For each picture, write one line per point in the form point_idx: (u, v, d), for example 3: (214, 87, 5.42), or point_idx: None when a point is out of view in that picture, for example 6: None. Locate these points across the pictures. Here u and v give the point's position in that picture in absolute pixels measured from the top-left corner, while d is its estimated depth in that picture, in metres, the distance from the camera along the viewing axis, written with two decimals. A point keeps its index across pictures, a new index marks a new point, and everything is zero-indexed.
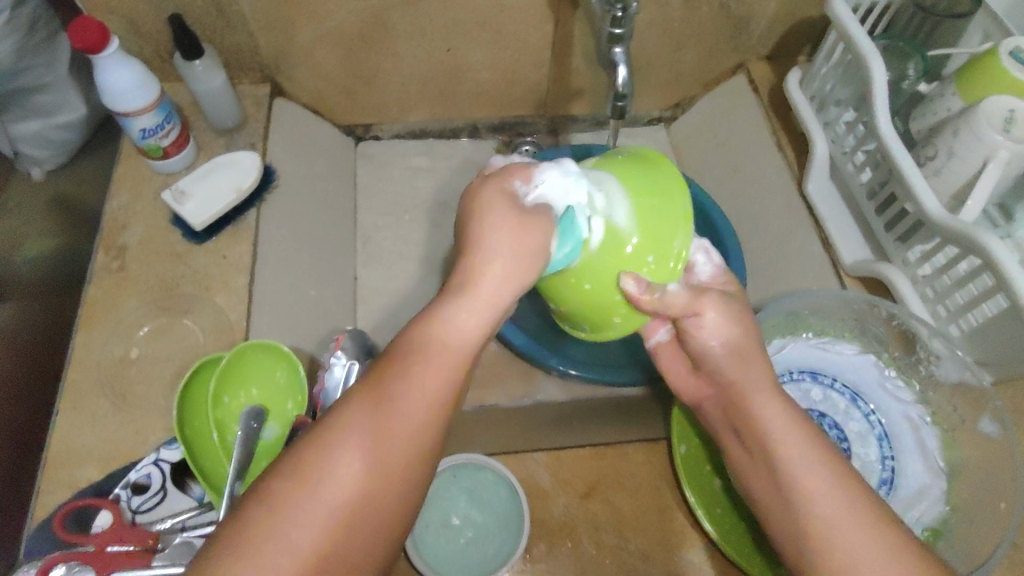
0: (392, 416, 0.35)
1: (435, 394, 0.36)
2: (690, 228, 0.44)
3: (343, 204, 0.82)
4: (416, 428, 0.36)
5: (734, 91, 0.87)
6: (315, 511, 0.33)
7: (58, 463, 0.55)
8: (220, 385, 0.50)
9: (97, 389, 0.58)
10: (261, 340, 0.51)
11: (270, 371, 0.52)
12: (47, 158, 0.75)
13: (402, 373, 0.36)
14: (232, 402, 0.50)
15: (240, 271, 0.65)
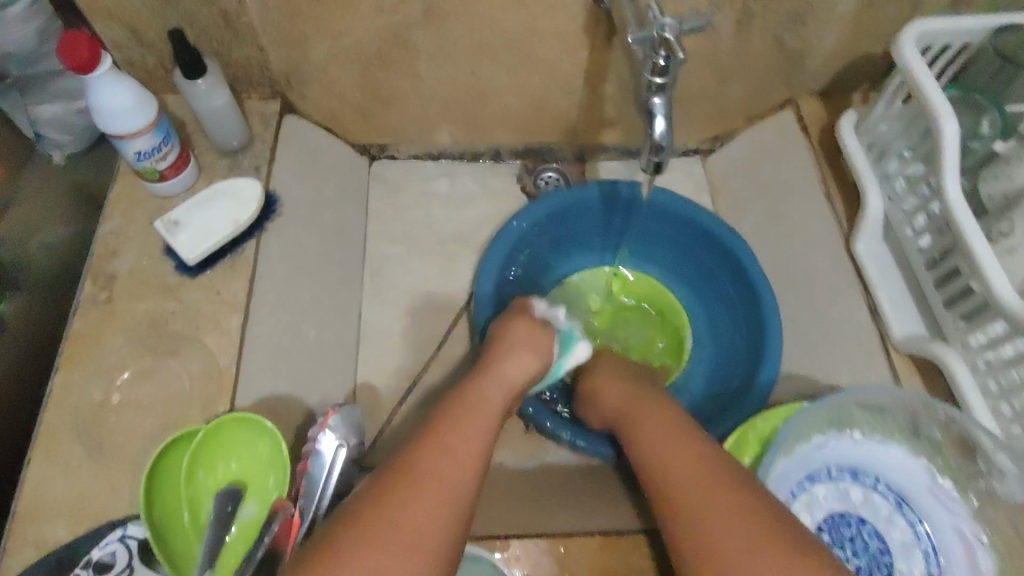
0: (397, 510, 0.40)
1: (454, 483, 0.43)
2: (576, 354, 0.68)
3: (352, 231, 0.77)
4: (438, 518, 0.40)
5: (781, 129, 0.80)
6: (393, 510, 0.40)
7: (27, 516, 0.51)
8: (196, 458, 0.45)
9: (73, 435, 0.54)
10: (245, 412, 0.46)
11: (254, 443, 0.48)
12: (69, 142, 0.71)
13: (428, 459, 0.43)
14: (208, 477, 0.46)
15: (234, 309, 0.61)
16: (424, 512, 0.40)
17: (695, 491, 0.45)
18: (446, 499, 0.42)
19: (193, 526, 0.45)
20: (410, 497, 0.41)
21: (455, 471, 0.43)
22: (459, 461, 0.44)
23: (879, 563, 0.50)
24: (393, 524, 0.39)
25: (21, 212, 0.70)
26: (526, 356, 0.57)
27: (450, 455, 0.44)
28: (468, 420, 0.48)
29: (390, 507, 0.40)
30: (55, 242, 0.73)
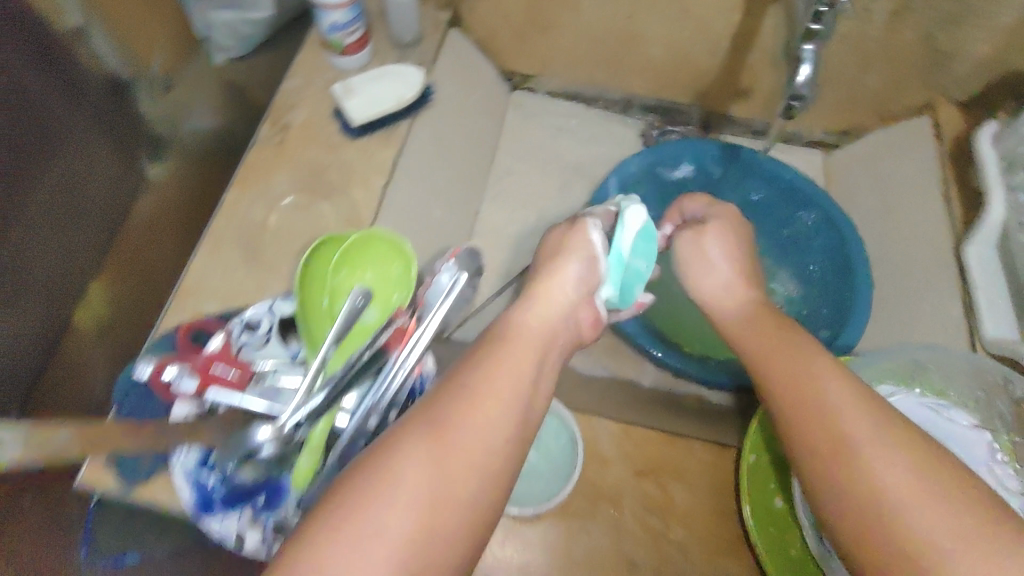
0: (435, 457, 0.35)
1: (492, 438, 0.37)
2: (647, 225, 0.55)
3: (484, 141, 0.85)
4: (475, 473, 0.36)
5: (911, 130, 0.80)
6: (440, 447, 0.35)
7: (192, 291, 0.62)
8: (342, 260, 0.54)
9: (236, 238, 0.65)
10: (391, 230, 0.57)
11: (387, 263, 0.56)
12: (233, 47, 0.89)
13: (452, 412, 0.37)
14: (348, 276, 0.55)
15: (380, 172, 0.70)
16: (462, 466, 0.35)
17: (824, 441, 0.39)
18: (480, 454, 0.36)
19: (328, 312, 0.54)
20: (448, 446, 0.36)
21: (496, 422, 0.38)
22: (500, 411, 0.39)
23: None
24: (426, 470, 0.35)
25: (174, 95, 0.90)
26: (572, 265, 0.51)
27: (488, 402, 0.39)
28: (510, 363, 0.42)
29: (418, 467, 0.35)
30: (204, 126, 0.92)
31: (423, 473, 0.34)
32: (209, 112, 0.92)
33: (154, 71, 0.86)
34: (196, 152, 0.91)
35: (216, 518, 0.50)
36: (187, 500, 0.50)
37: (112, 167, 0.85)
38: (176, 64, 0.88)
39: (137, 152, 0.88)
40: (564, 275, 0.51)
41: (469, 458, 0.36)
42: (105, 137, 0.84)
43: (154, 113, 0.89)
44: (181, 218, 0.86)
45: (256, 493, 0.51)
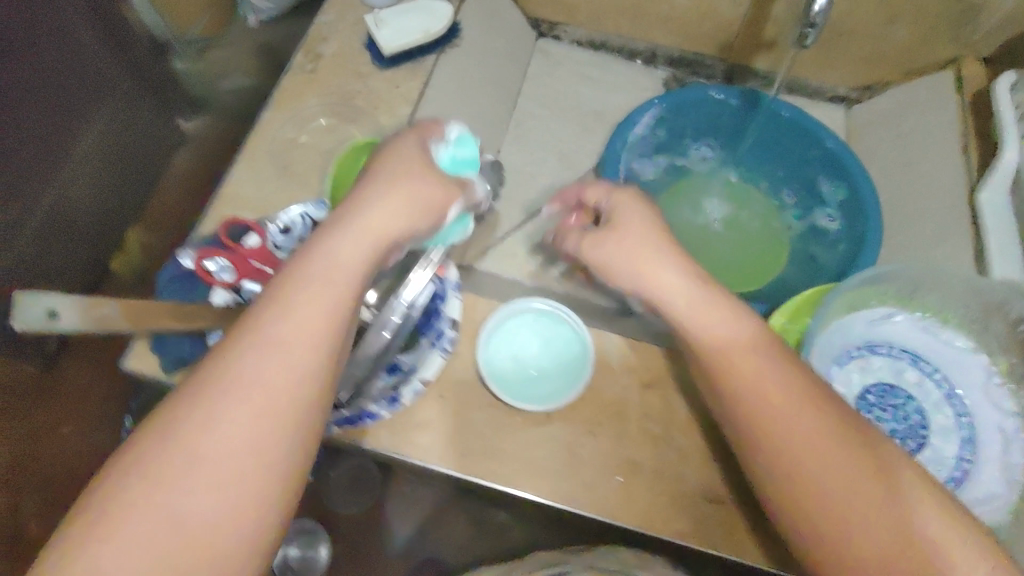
0: (195, 440, 0.35)
1: (275, 388, 0.37)
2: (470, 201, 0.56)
3: (508, 85, 0.87)
4: (253, 441, 0.36)
5: (935, 86, 0.81)
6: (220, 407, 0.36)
7: (224, 203, 0.65)
8: None
9: (268, 156, 0.68)
10: None
11: None
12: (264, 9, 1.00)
13: (232, 363, 0.37)
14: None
15: (407, 102, 0.72)
16: (231, 437, 0.36)
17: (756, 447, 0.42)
18: (253, 421, 0.36)
19: None
20: (213, 422, 0.36)
21: (268, 383, 0.37)
22: (270, 366, 0.37)
23: (916, 434, 0.54)
24: (187, 450, 0.35)
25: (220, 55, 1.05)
26: (394, 206, 0.44)
27: (254, 361, 0.37)
28: (291, 311, 0.39)
29: (196, 428, 0.35)
30: (236, 84, 1.05)
31: (211, 436, 0.35)
32: (246, 72, 1.05)
33: (194, 33, 1.03)
34: (233, 108, 1.05)
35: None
36: None
37: (155, 121, 1.02)
38: (215, 29, 1.05)
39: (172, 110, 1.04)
40: (384, 214, 0.43)
41: (251, 416, 0.36)
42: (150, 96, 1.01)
43: (185, 71, 1.04)
44: (192, 180, 1.05)
45: None
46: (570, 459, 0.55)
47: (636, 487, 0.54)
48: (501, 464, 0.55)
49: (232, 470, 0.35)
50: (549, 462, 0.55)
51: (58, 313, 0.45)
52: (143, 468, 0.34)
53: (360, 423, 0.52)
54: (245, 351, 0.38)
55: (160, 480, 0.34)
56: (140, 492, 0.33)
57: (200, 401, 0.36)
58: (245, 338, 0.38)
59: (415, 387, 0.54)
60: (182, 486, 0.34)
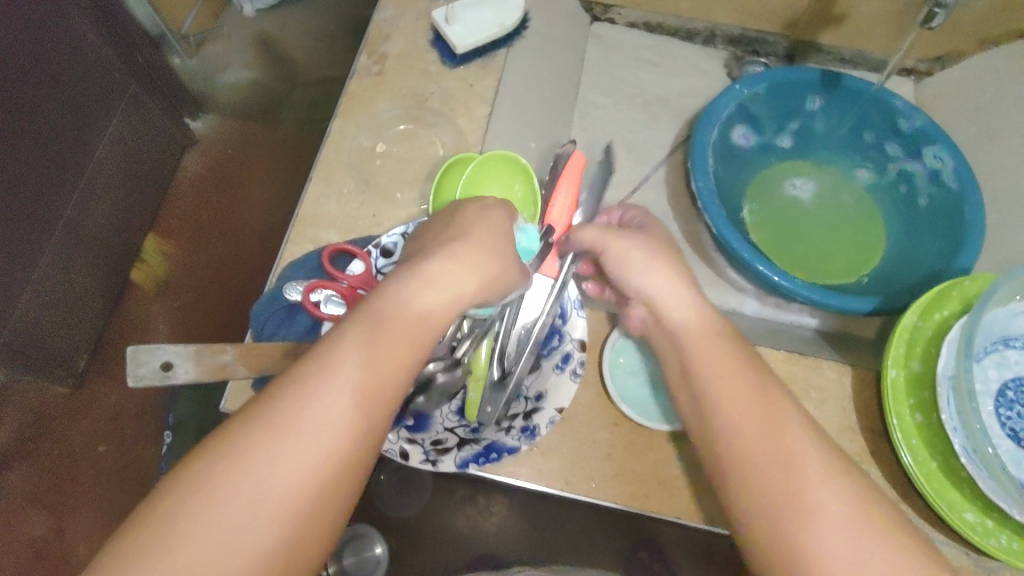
0: (252, 469, 0.33)
1: (333, 433, 0.35)
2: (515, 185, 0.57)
3: (569, 75, 0.84)
4: (313, 484, 0.34)
5: (1017, 52, 0.76)
6: (274, 446, 0.34)
7: (307, 221, 0.62)
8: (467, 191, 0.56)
9: (347, 169, 0.64)
10: (500, 154, 0.57)
11: (507, 183, 0.57)
12: None
13: (295, 399, 0.35)
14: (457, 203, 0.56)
15: (483, 102, 0.69)
16: (289, 476, 0.34)
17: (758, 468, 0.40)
18: (317, 461, 0.34)
19: None
20: (278, 452, 0.34)
21: (335, 427, 0.35)
22: (341, 409, 0.36)
23: None
24: (244, 482, 0.33)
25: (211, 49, 1.13)
26: (472, 254, 0.43)
27: (325, 397, 0.36)
28: (364, 355, 0.37)
29: (244, 460, 0.33)
30: (235, 81, 1.15)
31: (256, 469, 0.33)
32: (242, 66, 1.15)
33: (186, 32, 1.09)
34: (238, 109, 1.15)
35: None
36: None
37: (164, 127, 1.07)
38: (207, 25, 1.12)
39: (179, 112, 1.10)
40: (455, 265, 0.42)
41: (302, 459, 0.34)
42: (165, 103, 1.06)
43: (186, 69, 1.11)
44: (220, 187, 1.12)
45: (404, 414, 0.50)
46: (701, 474, 0.54)
47: None
48: (631, 484, 0.53)
49: (271, 512, 0.33)
50: (683, 480, 0.53)
51: (174, 365, 0.42)
52: (195, 484, 0.33)
53: (496, 458, 0.49)
54: (317, 386, 0.36)
55: (195, 504, 0.32)
56: (193, 517, 0.32)
57: (257, 432, 0.34)
58: (319, 371, 0.36)
59: (550, 417, 0.50)
60: (217, 521, 0.32)
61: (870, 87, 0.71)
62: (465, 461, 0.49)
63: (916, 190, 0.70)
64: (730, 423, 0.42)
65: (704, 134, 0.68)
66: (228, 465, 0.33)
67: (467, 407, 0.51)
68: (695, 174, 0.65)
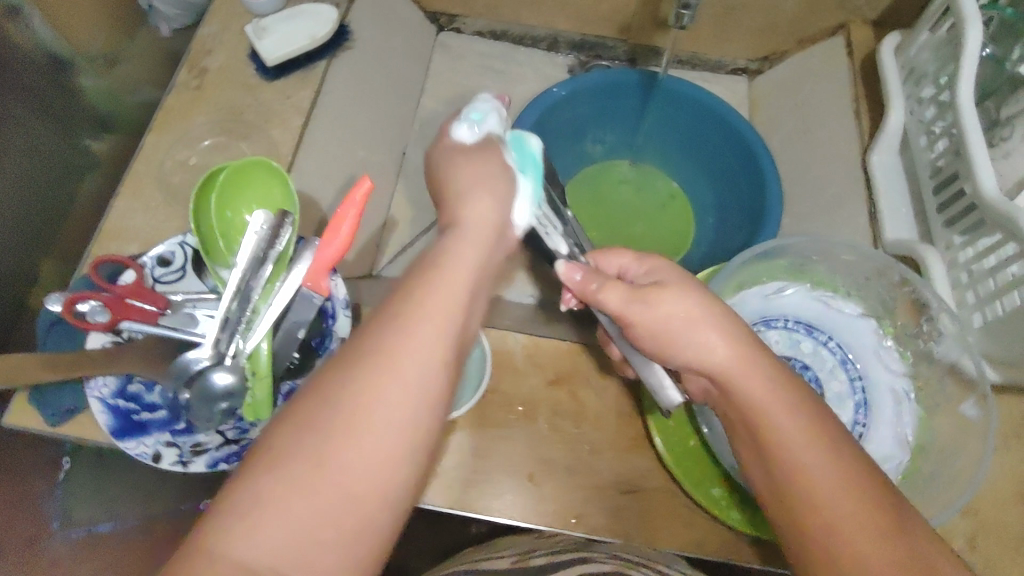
0: (331, 450, 0.32)
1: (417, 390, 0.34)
2: (278, 191, 0.55)
3: (410, 85, 0.86)
4: (377, 491, 0.32)
5: (828, 52, 0.82)
6: (363, 416, 0.33)
7: (109, 236, 0.62)
8: (227, 185, 0.54)
9: (155, 183, 0.65)
10: (276, 162, 0.55)
11: (271, 188, 0.55)
12: (176, 16, 0.81)
13: (377, 361, 0.34)
14: (227, 248, 0.54)
15: (298, 113, 0.70)
16: (372, 450, 0.32)
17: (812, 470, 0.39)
18: (377, 465, 0.32)
19: (220, 224, 0.54)
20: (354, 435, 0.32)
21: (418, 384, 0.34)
22: (422, 358, 0.35)
23: None
24: (302, 479, 0.31)
25: (126, 70, 0.80)
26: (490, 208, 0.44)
27: (391, 387, 0.33)
28: (443, 319, 0.36)
29: (324, 443, 0.32)
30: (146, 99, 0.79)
31: (343, 447, 0.32)
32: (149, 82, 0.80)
33: (96, 50, 0.76)
34: (140, 123, 0.77)
35: (130, 440, 0.51)
36: (105, 425, 0.51)
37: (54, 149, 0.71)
38: (116, 42, 0.79)
39: (78, 132, 0.74)
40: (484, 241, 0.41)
41: (386, 427, 0.33)
42: (35, 112, 0.70)
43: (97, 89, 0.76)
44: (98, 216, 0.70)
45: (176, 418, 0.52)
46: (481, 468, 0.55)
47: (547, 485, 0.55)
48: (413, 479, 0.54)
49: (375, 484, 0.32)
50: (461, 472, 0.54)
51: None
52: (258, 482, 0.31)
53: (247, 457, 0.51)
54: (397, 348, 0.34)
55: (279, 485, 0.31)
56: (279, 497, 0.31)
57: (336, 404, 0.33)
58: (392, 332, 0.35)
59: None
60: (307, 504, 0.31)
61: (686, 86, 0.72)
62: (217, 461, 0.51)
63: (735, 178, 0.73)
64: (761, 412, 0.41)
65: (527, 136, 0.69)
66: (300, 437, 0.32)
67: (243, 407, 0.52)
68: None
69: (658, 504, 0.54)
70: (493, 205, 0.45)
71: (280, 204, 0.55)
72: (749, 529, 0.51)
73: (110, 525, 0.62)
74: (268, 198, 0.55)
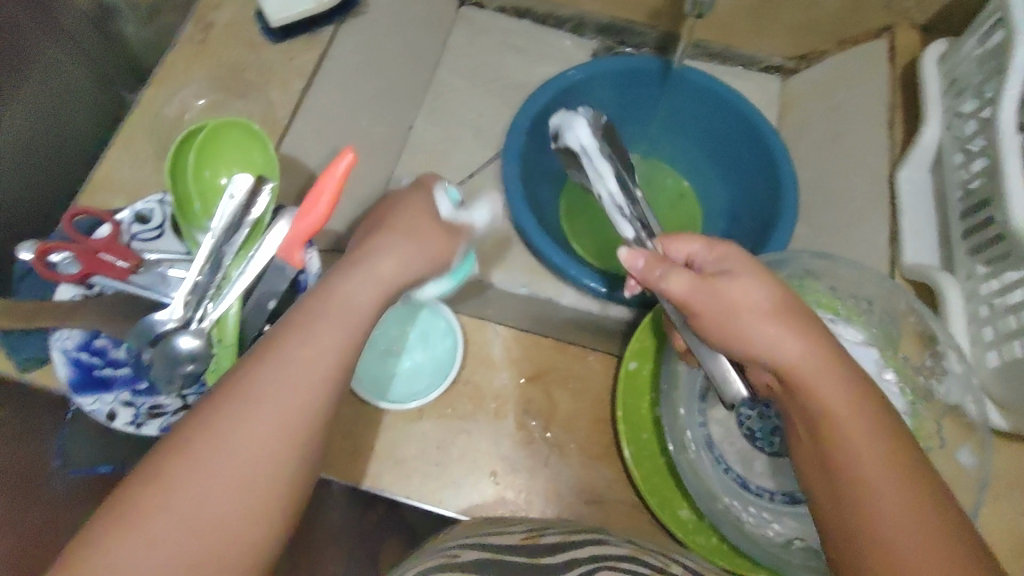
0: (183, 476, 0.33)
1: (285, 413, 0.35)
2: (257, 154, 0.54)
3: (426, 57, 0.84)
4: (238, 514, 0.33)
5: (868, 56, 0.76)
6: (228, 442, 0.34)
7: (96, 186, 0.62)
8: (204, 146, 0.53)
9: (147, 136, 0.64)
10: (255, 124, 0.54)
11: (250, 151, 0.54)
12: None
13: (249, 387, 0.35)
14: (203, 210, 0.54)
15: (300, 76, 0.69)
16: (229, 471, 0.33)
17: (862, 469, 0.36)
18: (236, 489, 0.33)
19: (197, 185, 0.53)
20: (211, 457, 0.33)
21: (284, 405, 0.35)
22: (292, 385, 0.36)
23: None
24: (176, 515, 0.32)
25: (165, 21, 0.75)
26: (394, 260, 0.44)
27: (256, 415, 0.35)
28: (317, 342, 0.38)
29: (181, 469, 0.33)
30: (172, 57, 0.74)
31: (202, 470, 0.33)
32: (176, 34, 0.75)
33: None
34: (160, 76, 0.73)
35: (89, 396, 0.50)
36: (65, 378, 0.50)
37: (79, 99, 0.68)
38: None
39: (114, 81, 0.72)
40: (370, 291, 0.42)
41: (251, 448, 0.34)
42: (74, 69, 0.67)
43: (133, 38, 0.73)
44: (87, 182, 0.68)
45: (138, 377, 0.51)
46: (440, 460, 0.53)
47: (508, 485, 0.53)
48: (369, 462, 0.53)
49: (237, 507, 0.33)
50: (420, 461, 0.53)
51: None
52: (119, 506, 0.32)
53: None
54: (262, 373, 0.36)
55: (129, 509, 0.32)
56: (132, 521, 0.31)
57: (200, 430, 0.34)
58: (263, 363, 0.36)
59: None
60: (159, 527, 0.32)
61: (708, 80, 0.69)
62: (169, 425, 0.49)
63: (751, 181, 0.70)
64: (820, 409, 0.38)
65: (533, 118, 0.66)
66: (162, 466, 0.33)
67: (206, 373, 0.51)
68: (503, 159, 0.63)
69: (620, 518, 0.52)
70: (405, 258, 0.44)
71: (259, 167, 0.54)
72: (712, 556, 0.48)
73: (113, 467, 0.52)
74: (247, 161, 0.54)
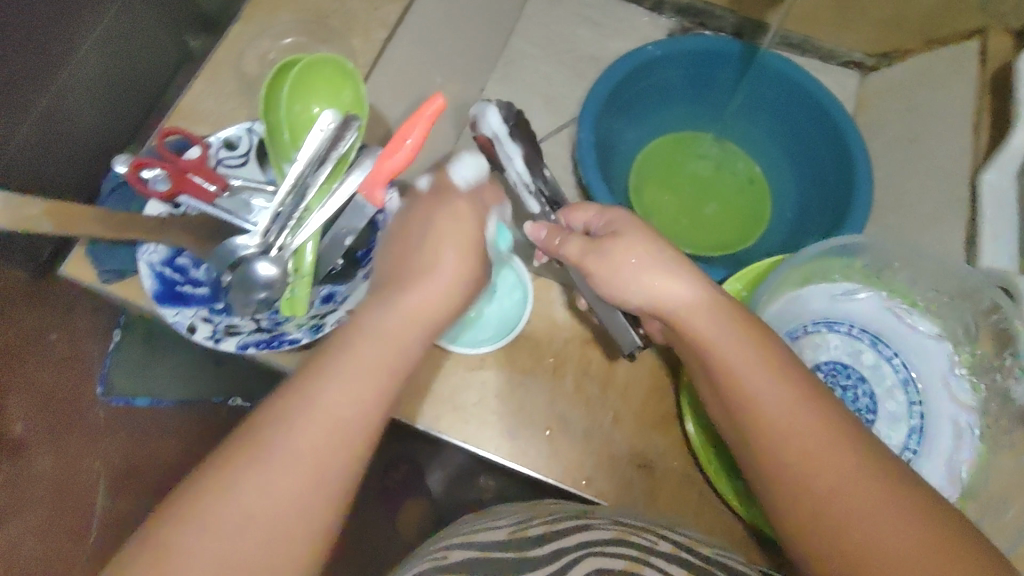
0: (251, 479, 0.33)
1: (344, 426, 0.36)
2: (347, 91, 0.55)
3: (502, 21, 0.84)
4: (295, 522, 0.34)
5: (955, 58, 0.73)
6: (294, 448, 0.34)
7: (181, 114, 0.63)
8: (298, 79, 0.54)
9: (230, 71, 0.65)
10: (349, 62, 0.55)
11: (340, 88, 0.55)
12: None
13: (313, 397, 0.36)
14: (292, 141, 0.55)
15: (384, 26, 0.70)
16: (290, 479, 0.34)
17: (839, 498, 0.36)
18: (299, 499, 0.34)
19: (288, 117, 0.54)
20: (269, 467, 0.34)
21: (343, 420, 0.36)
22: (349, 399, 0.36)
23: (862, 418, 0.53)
24: (221, 516, 0.32)
25: None
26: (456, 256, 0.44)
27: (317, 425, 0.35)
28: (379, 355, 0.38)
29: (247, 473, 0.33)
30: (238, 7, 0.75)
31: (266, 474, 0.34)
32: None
33: None
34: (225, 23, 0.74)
35: (171, 309, 0.51)
36: (150, 290, 0.51)
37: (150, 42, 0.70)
38: None
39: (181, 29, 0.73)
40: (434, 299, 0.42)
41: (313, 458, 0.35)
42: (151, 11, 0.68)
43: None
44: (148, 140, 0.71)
45: (216, 296, 0.52)
46: (498, 411, 0.54)
47: (561, 443, 0.53)
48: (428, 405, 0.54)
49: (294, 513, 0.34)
50: (477, 409, 0.54)
51: None
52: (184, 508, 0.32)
53: (276, 346, 0.50)
54: (326, 387, 0.36)
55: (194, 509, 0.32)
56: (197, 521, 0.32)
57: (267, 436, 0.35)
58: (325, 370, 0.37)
59: (338, 316, 0.51)
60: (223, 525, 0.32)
61: (790, 69, 0.67)
62: (245, 344, 0.50)
63: (825, 173, 0.68)
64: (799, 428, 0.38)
65: (609, 89, 0.66)
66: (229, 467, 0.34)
67: (281, 301, 0.52)
68: (579, 125, 0.63)
69: (671, 485, 0.52)
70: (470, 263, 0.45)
71: (349, 105, 0.55)
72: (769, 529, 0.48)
73: None
74: (336, 98, 0.55)
